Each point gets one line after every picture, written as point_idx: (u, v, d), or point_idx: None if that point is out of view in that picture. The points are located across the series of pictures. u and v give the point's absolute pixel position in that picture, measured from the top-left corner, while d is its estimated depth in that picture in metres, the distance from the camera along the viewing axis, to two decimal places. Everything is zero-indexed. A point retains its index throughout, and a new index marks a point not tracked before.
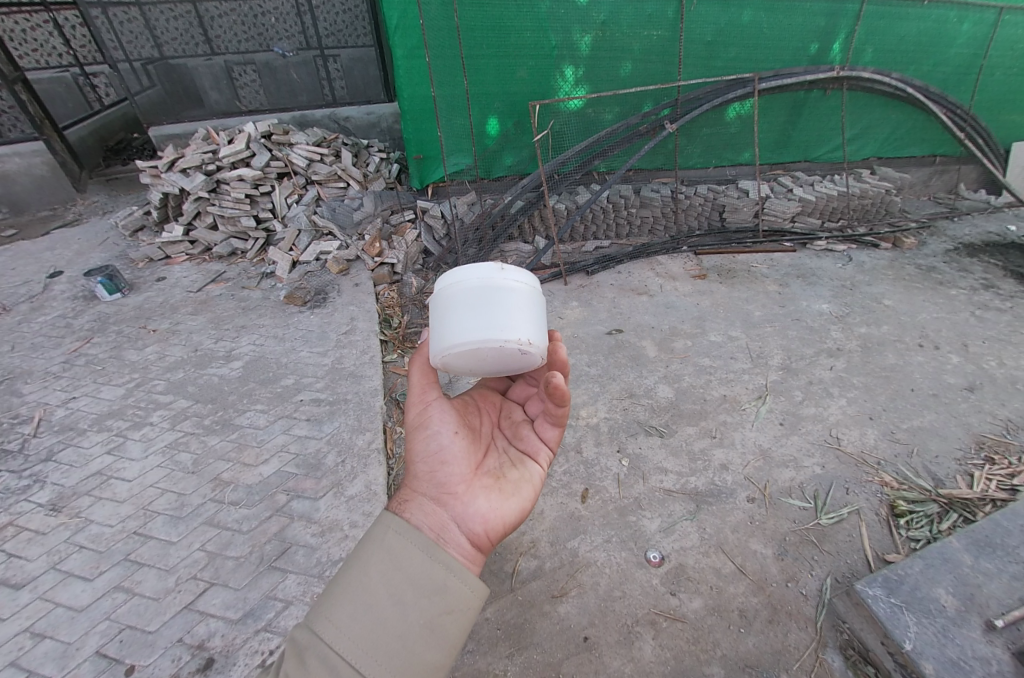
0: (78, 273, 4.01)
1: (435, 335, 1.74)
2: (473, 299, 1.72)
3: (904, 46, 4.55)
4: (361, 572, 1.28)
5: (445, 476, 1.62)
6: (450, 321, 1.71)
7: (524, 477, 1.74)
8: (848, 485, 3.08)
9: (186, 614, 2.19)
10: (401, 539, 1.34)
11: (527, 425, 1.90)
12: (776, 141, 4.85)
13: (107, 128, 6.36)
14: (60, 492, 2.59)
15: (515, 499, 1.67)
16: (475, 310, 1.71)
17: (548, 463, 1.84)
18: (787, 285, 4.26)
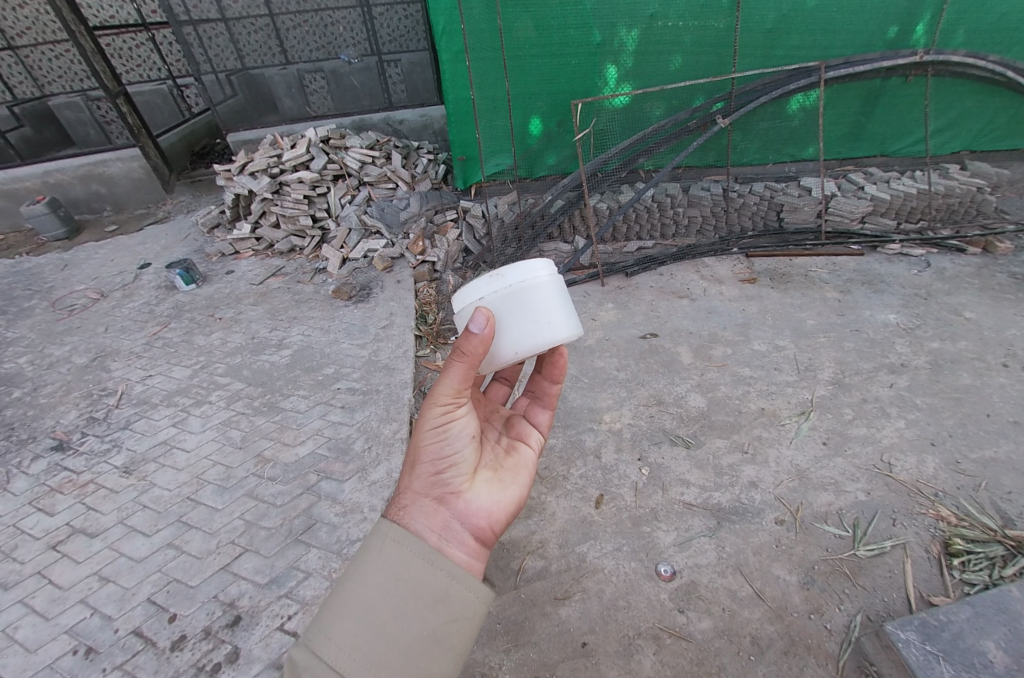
0: (163, 265, 4.56)
1: (540, 327, 1.73)
2: (555, 296, 1.79)
3: (1011, 23, 3.96)
4: (364, 587, 1.38)
5: (452, 476, 1.69)
6: (549, 315, 1.75)
7: (520, 464, 1.90)
8: (896, 516, 2.82)
9: (222, 574, 2.48)
10: (403, 553, 1.43)
11: (515, 417, 2.09)
12: (846, 134, 4.46)
13: (194, 136, 6.99)
14: (132, 456, 3.00)
15: (515, 487, 1.82)
16: (561, 306, 1.79)
17: (537, 446, 2.05)
18: (849, 292, 3.92)
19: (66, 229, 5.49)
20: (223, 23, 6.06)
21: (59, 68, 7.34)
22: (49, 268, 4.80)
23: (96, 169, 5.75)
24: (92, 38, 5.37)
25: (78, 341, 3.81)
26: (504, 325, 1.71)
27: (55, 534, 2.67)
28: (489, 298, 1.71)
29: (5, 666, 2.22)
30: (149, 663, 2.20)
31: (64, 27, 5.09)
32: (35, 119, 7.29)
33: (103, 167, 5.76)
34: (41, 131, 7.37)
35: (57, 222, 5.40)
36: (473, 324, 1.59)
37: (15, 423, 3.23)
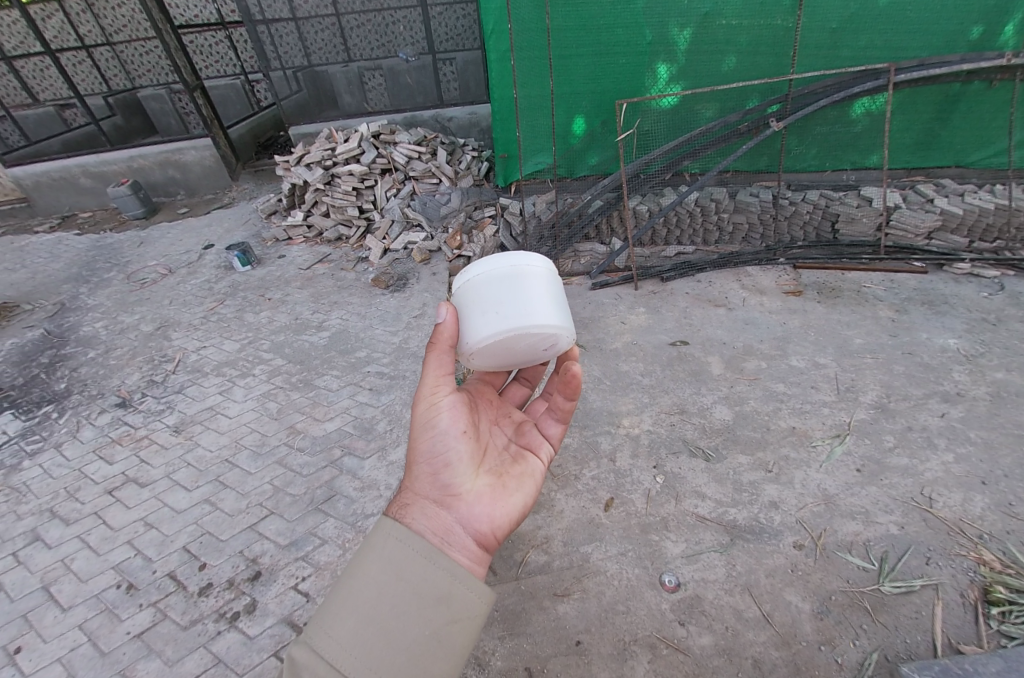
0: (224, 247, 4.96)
1: (526, 307, 1.74)
2: (525, 288, 1.79)
3: None
4: (360, 583, 1.24)
5: (449, 478, 1.69)
6: (517, 304, 1.74)
7: (526, 473, 1.84)
8: (931, 555, 2.62)
9: (249, 532, 2.70)
10: (403, 546, 1.31)
11: (527, 424, 2.04)
12: (916, 141, 4.20)
13: (261, 128, 7.53)
14: (182, 418, 3.31)
15: (518, 494, 1.77)
16: (531, 297, 1.78)
17: (549, 456, 1.97)
18: (905, 312, 3.67)
19: (144, 209, 6.06)
20: (293, 23, 6.55)
21: (148, 64, 8.19)
22: (130, 244, 5.44)
23: (173, 156, 6.31)
24: (174, 35, 5.89)
25: (147, 311, 4.24)
26: (487, 304, 1.75)
27: (112, 481, 3.00)
28: (461, 293, 1.83)
29: (60, 590, 2.53)
30: (178, 604, 2.43)
31: (152, 25, 5.61)
32: (125, 109, 8.02)
33: (179, 155, 6.31)
34: (130, 119, 8.13)
35: (136, 203, 5.98)
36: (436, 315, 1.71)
37: (89, 379, 3.65)
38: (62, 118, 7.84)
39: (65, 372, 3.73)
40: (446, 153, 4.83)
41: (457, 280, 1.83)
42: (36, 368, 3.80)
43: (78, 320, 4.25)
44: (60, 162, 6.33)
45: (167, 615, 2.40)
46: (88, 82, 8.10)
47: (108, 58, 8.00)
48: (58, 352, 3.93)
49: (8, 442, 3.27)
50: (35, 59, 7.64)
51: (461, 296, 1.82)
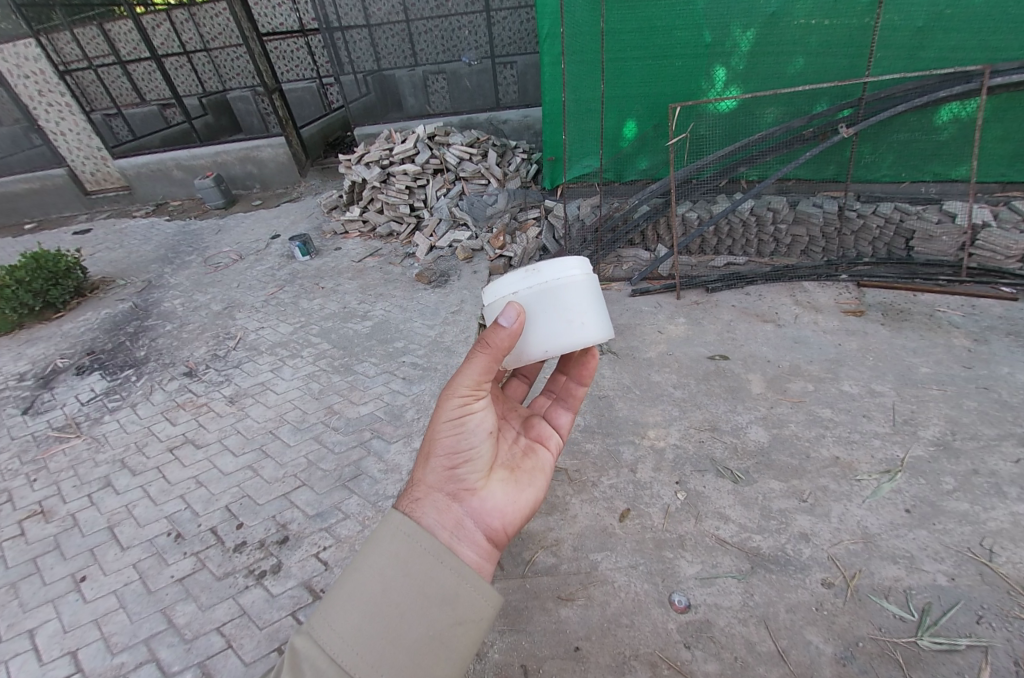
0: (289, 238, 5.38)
1: (592, 316, 1.71)
2: (585, 298, 1.69)
3: None
4: (365, 579, 1.27)
5: (464, 472, 1.64)
6: (580, 315, 1.68)
7: (536, 466, 1.84)
8: (984, 614, 2.34)
9: (281, 499, 2.92)
10: (411, 546, 1.32)
11: (535, 417, 2.02)
12: (1017, 151, 3.77)
13: (330, 128, 8.09)
14: (237, 390, 3.64)
15: (529, 489, 1.76)
16: (592, 304, 1.70)
17: (556, 448, 1.97)
18: (985, 342, 3.31)
19: (224, 200, 6.67)
20: (366, 29, 6.88)
21: (237, 69, 9.10)
22: (210, 232, 6.02)
23: (252, 153, 6.90)
24: (259, 42, 6.48)
25: (218, 293, 4.70)
26: (562, 316, 1.67)
27: (173, 440, 3.36)
28: (522, 293, 1.66)
29: (122, 531, 2.87)
30: (216, 557, 2.68)
31: (240, 34, 6.15)
32: (215, 109, 8.84)
33: (256, 152, 6.88)
34: (219, 119, 9.01)
35: (218, 194, 6.59)
36: (503, 321, 1.58)
37: (165, 349, 4.10)
38: (163, 116, 8.83)
39: (145, 342, 4.22)
40: (496, 156, 4.99)
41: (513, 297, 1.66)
42: (123, 336, 4.32)
43: (161, 296, 4.78)
44: (159, 155, 7.12)
45: (205, 565, 2.66)
46: (186, 84, 9.19)
47: (204, 62, 8.98)
48: (142, 323, 4.44)
49: (94, 398, 3.75)
50: (145, 64, 8.69)
51: (521, 296, 1.66)
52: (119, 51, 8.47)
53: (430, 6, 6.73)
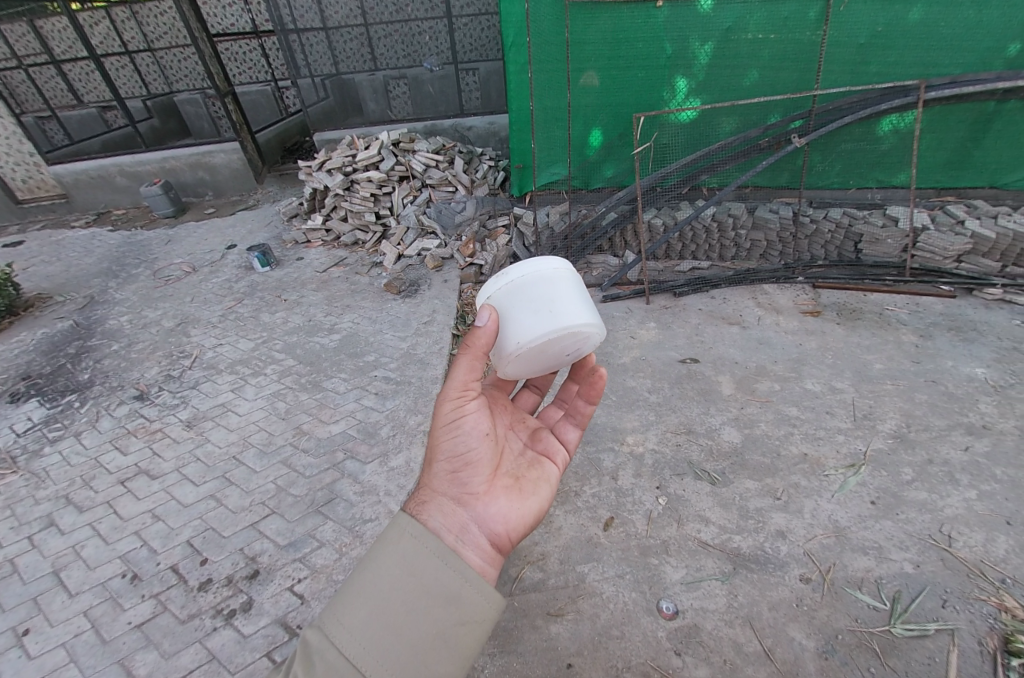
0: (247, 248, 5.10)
1: (575, 306, 1.63)
2: (563, 289, 1.64)
3: None
4: (372, 575, 1.24)
5: (467, 476, 1.59)
6: (558, 305, 1.61)
7: (542, 477, 1.75)
8: (948, 598, 2.47)
9: (249, 530, 2.72)
10: (417, 544, 1.29)
11: (543, 429, 1.94)
12: (949, 160, 4.05)
13: (286, 134, 7.68)
14: (195, 413, 3.38)
15: (534, 498, 1.68)
16: (569, 296, 1.63)
17: (564, 462, 1.88)
18: (930, 337, 3.54)
19: (174, 208, 6.26)
20: (324, 32, 6.85)
21: (185, 70, 8.55)
22: (158, 242, 5.60)
23: (203, 159, 6.50)
24: (210, 43, 6.10)
25: (169, 308, 4.37)
26: (541, 307, 1.60)
27: (125, 471, 3.07)
28: (496, 296, 1.63)
29: (69, 576, 2.59)
30: (178, 598, 2.46)
31: (189, 34, 5.81)
32: (161, 111, 8.31)
33: (208, 157, 6.49)
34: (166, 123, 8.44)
35: (167, 202, 6.18)
36: (477, 319, 1.53)
37: (111, 371, 3.76)
38: (102, 118, 8.23)
39: (88, 363, 3.86)
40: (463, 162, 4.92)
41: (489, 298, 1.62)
42: (63, 358, 3.93)
43: (105, 313, 4.39)
44: (99, 161, 6.60)
45: (166, 608, 2.43)
46: (128, 85, 8.58)
47: (148, 63, 8.42)
48: (84, 343, 4.07)
49: (32, 428, 3.39)
50: (81, 63, 8.05)
51: (495, 300, 1.63)
52: (52, 49, 7.86)
53: (390, 10, 6.56)
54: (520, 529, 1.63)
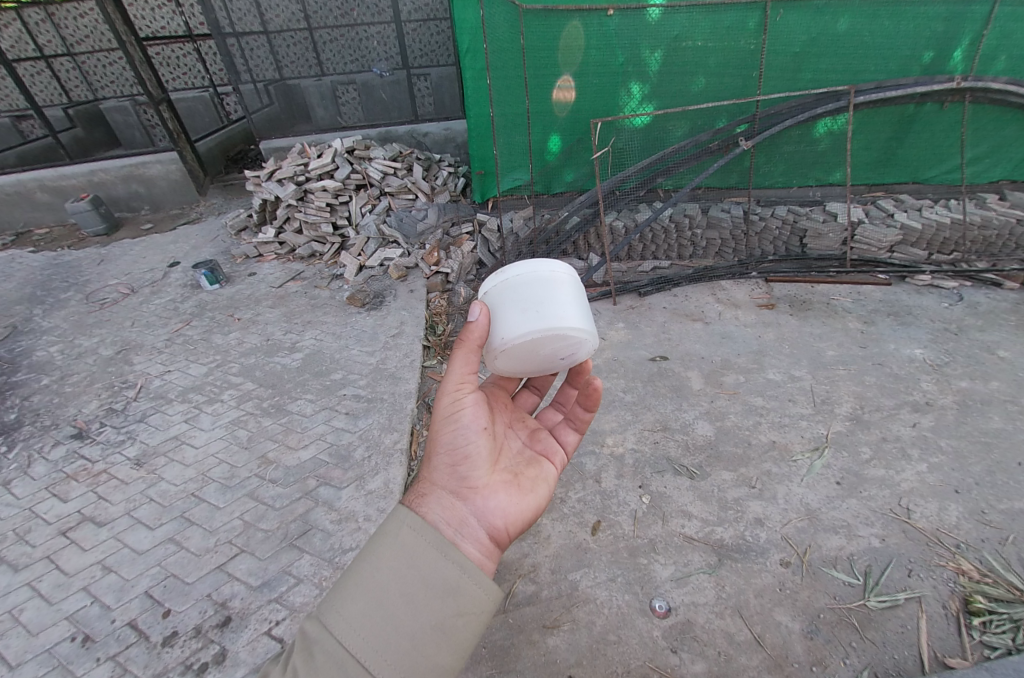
0: (191, 265, 4.76)
1: (568, 310, 1.57)
2: (559, 292, 1.59)
3: None
4: (372, 566, 1.23)
5: (467, 470, 1.56)
6: (552, 307, 1.55)
7: (540, 476, 1.72)
8: (912, 567, 2.64)
9: (217, 573, 2.50)
10: (416, 535, 1.29)
11: (542, 430, 1.91)
12: (877, 159, 4.37)
13: (230, 141, 7.22)
14: (145, 449, 3.09)
15: (532, 495, 1.65)
16: (566, 300, 1.58)
17: (562, 464, 1.84)
18: (873, 323, 3.79)
19: (105, 225, 5.75)
20: (265, 37, 6.60)
21: (110, 76, 7.82)
22: (90, 262, 5.12)
23: (137, 170, 6.01)
24: (139, 48, 5.61)
25: (107, 334, 3.99)
26: (532, 306, 1.55)
27: (66, 521, 2.76)
28: (491, 293, 1.59)
29: (7, 646, 2.29)
30: (141, 657, 2.22)
31: (115, 37, 5.35)
32: (86, 120, 7.64)
33: (142, 169, 6.01)
34: (92, 132, 7.76)
35: (97, 219, 5.67)
36: (468, 312, 1.50)
37: (42, 409, 3.38)
38: (17, 128, 7.43)
39: (14, 401, 3.44)
40: (421, 169, 4.81)
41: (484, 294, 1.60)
42: None
43: (31, 344, 3.95)
44: (15, 176, 5.95)
45: (127, 669, 2.19)
46: (45, 92, 7.72)
47: (68, 69, 7.59)
48: (7, 379, 3.63)
49: None
50: None
51: (490, 297, 1.59)
52: None
53: (334, 15, 6.47)
54: (518, 525, 1.59)
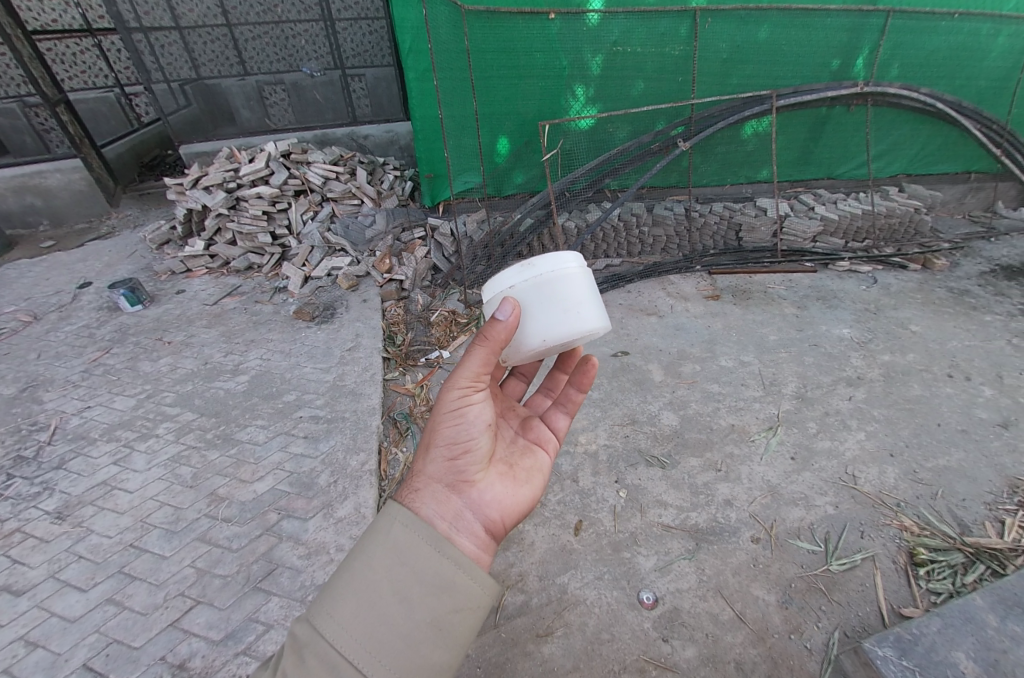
0: (106, 285, 4.25)
1: (593, 307, 1.56)
2: (586, 288, 1.57)
3: (933, 61, 4.40)
4: (364, 565, 1.18)
5: (462, 462, 1.48)
6: (579, 306, 1.53)
7: (535, 467, 1.66)
8: (864, 529, 2.81)
9: (170, 632, 2.20)
10: (409, 533, 1.23)
11: (534, 418, 1.84)
12: (795, 157, 4.77)
13: (144, 145, 6.59)
14: (67, 500, 2.69)
15: (527, 487, 1.59)
16: (589, 297, 1.57)
17: (554, 452, 1.80)
18: (806, 308, 4.11)
19: None
20: (177, 32, 6.04)
21: None
22: None
23: (32, 181, 5.31)
24: (29, 43, 4.94)
25: (4, 369, 3.45)
26: (560, 304, 1.52)
27: None
28: (518, 287, 1.52)
29: None
30: None
31: None
32: None
33: (39, 179, 5.31)
34: None
35: None
36: (498, 312, 1.44)
37: None
38: None
39: None
40: (366, 173, 4.64)
41: (508, 288, 1.53)
42: None
43: None
44: None
45: None
46: None
47: None
48: None
49: None
50: None
51: (517, 290, 1.52)
52: None
53: (256, 10, 6.02)
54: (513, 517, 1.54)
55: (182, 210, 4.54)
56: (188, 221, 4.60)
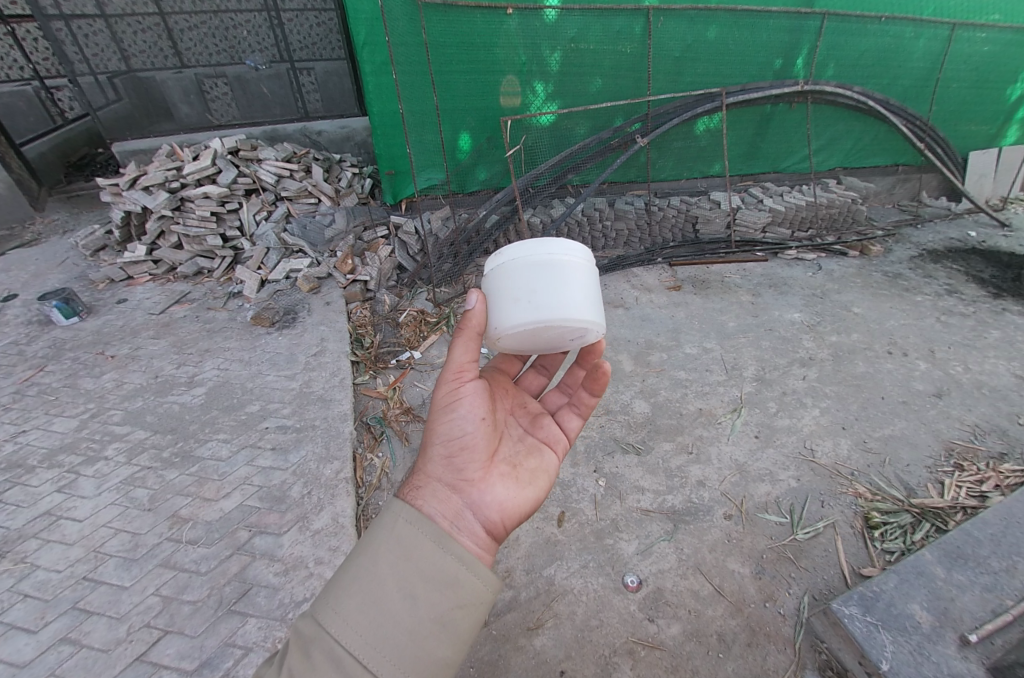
0: (34, 297, 3.88)
1: (540, 300, 1.49)
2: (540, 279, 1.51)
3: (863, 61, 4.74)
4: (368, 561, 1.15)
5: (463, 461, 1.47)
6: (523, 298, 1.49)
7: (541, 467, 1.62)
8: (823, 498, 2.99)
9: (137, 667, 2.03)
10: (411, 528, 1.20)
11: (544, 416, 1.81)
12: (745, 153, 5.02)
13: (69, 144, 6.16)
14: (5, 535, 2.43)
15: (532, 487, 1.55)
16: (542, 289, 1.50)
17: (564, 452, 1.75)
18: (760, 295, 4.34)
19: None
20: (103, 21, 5.74)
21: None
22: None
23: None
24: None
25: None
26: (508, 297, 1.52)
27: None
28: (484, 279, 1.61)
29: None
30: None
31: None
32: None
33: None
34: None
35: None
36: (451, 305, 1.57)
37: None
38: None
39: None
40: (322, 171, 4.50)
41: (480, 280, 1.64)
42: None
43: None
44: None
45: None
46: None
47: None
48: None
49: None
50: None
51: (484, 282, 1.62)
52: None
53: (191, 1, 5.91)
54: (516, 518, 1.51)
55: (119, 213, 4.23)
56: (127, 225, 4.29)
